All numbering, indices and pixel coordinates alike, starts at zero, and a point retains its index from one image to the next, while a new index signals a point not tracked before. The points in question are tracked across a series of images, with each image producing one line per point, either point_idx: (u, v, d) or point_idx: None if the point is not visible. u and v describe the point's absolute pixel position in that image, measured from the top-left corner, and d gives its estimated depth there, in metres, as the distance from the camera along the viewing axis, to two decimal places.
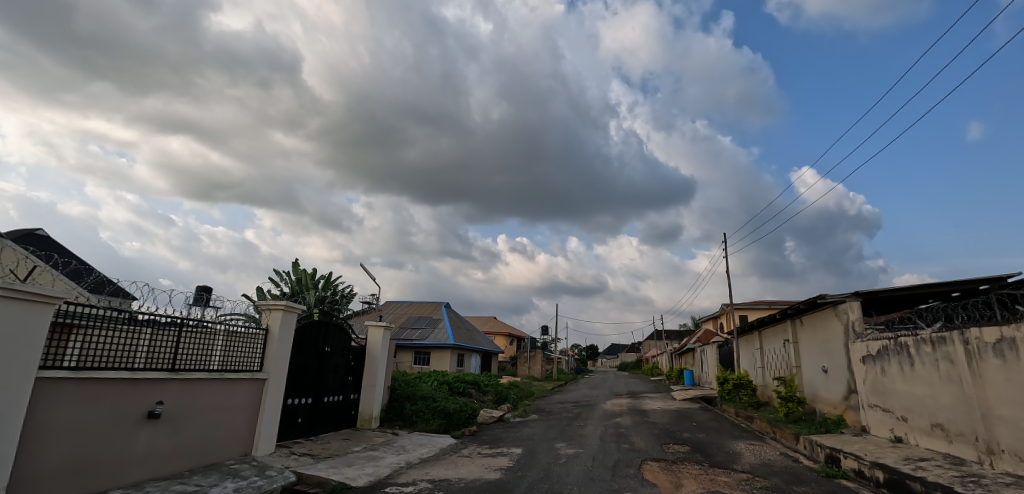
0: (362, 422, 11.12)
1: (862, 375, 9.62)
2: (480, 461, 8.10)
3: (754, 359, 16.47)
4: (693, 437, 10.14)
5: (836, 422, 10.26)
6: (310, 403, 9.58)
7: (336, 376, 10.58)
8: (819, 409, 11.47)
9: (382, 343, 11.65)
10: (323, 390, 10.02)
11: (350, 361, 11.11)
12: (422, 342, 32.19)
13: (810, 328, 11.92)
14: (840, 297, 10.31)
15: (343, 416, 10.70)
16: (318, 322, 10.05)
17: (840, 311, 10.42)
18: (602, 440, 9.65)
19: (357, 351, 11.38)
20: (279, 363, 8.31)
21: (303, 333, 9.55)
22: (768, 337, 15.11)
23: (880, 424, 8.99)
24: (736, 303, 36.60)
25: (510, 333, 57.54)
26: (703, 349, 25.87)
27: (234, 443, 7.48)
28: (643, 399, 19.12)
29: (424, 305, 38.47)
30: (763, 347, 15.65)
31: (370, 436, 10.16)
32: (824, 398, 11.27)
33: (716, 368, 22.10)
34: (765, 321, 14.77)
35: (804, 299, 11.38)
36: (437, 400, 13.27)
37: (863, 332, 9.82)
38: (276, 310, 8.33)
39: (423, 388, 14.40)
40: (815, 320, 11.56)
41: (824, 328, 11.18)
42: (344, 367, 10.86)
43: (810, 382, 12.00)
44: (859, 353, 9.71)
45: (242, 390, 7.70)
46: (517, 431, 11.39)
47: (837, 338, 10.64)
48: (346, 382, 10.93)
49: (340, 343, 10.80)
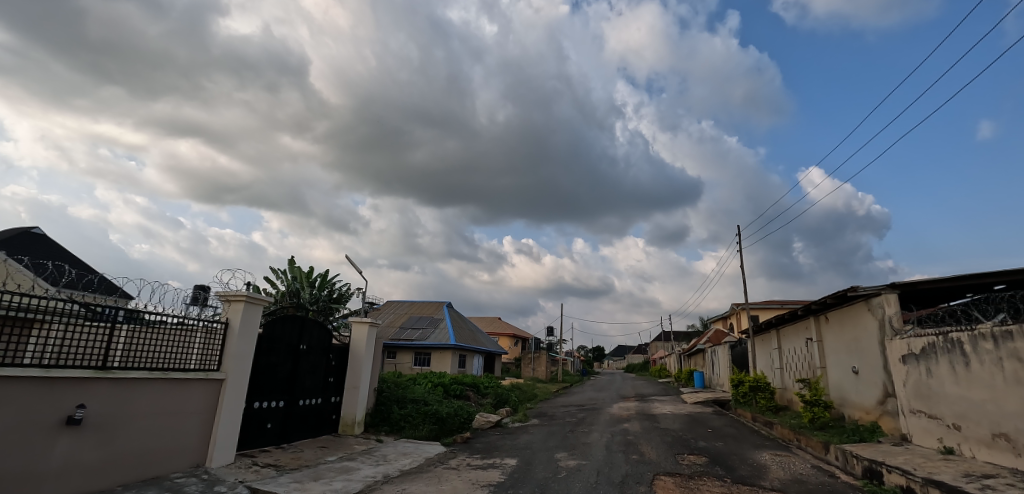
0: (344, 428, 10.16)
1: (902, 377, 8.52)
2: (467, 475, 7.07)
3: (771, 360, 15.33)
4: (711, 446, 9.05)
5: (870, 430, 9.16)
6: (282, 406, 8.64)
7: (315, 377, 9.62)
8: (849, 414, 10.36)
9: (367, 341, 10.66)
10: (297, 393, 9.06)
11: (331, 361, 10.15)
12: (423, 342, 31.21)
13: (838, 325, 10.82)
14: (874, 289, 9.23)
15: (322, 421, 9.74)
16: (293, 316, 9.10)
17: (874, 305, 9.33)
18: (608, 450, 8.61)
19: (339, 349, 10.39)
20: (239, 362, 7.33)
21: (275, 329, 8.60)
22: (787, 336, 14.00)
23: (924, 433, 7.92)
24: (747, 303, 35.35)
25: (514, 334, 56.48)
26: (714, 350, 24.69)
27: (182, 453, 6.55)
28: (652, 402, 17.98)
29: (426, 304, 37.55)
30: (781, 348, 14.54)
31: (350, 444, 9.17)
32: (854, 402, 10.17)
33: (729, 370, 20.92)
34: (784, 318, 13.65)
35: (832, 292, 10.29)
36: (429, 403, 12.26)
37: (902, 328, 8.72)
38: (237, 302, 7.33)
39: (415, 390, 13.39)
40: (844, 316, 10.46)
41: (854, 325, 10.09)
42: (324, 367, 9.89)
43: (838, 385, 10.90)
44: (898, 352, 8.62)
45: (194, 392, 6.76)
46: (514, 439, 10.36)
47: (870, 335, 9.54)
48: (326, 384, 9.96)
49: (320, 340, 9.84)
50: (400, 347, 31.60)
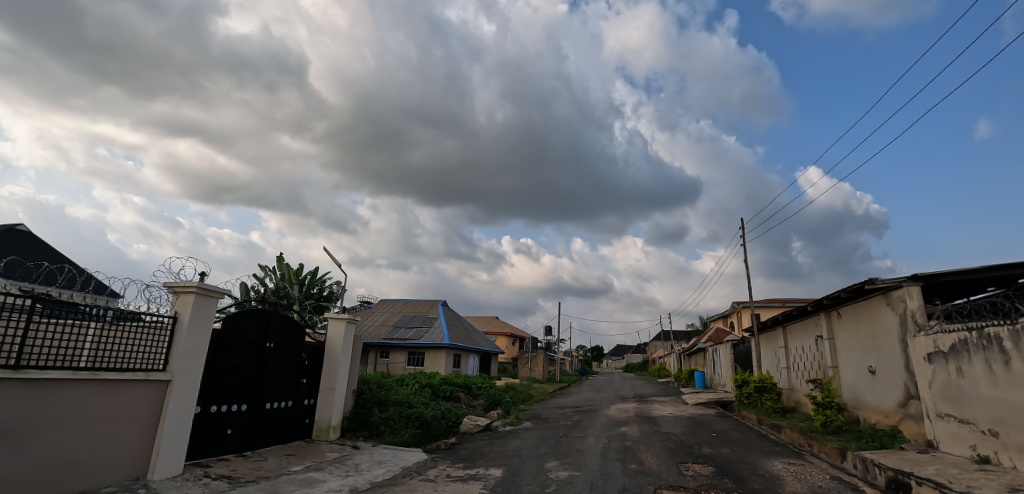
0: (317, 433, 9.36)
1: (927, 378, 7.75)
2: (445, 489, 6.27)
3: (777, 359, 14.55)
4: (717, 454, 8.27)
5: (890, 435, 8.39)
6: (244, 410, 7.85)
7: (284, 378, 8.83)
8: (865, 418, 9.60)
9: (343, 339, 9.85)
10: (262, 396, 8.28)
11: (304, 360, 9.36)
12: (416, 342, 30.40)
13: (853, 321, 10.05)
14: (895, 281, 8.46)
15: (292, 425, 8.96)
16: (259, 312, 8.30)
17: (894, 299, 8.56)
18: (604, 459, 7.84)
19: (312, 348, 9.59)
20: (189, 361, 6.54)
21: (236, 325, 7.80)
22: (795, 334, 13.21)
23: (954, 439, 7.15)
24: (749, 301, 34.55)
25: (512, 334, 55.67)
26: (716, 349, 23.91)
27: (118, 464, 5.78)
28: (652, 404, 17.23)
29: (420, 303, 36.76)
30: (788, 346, 13.77)
31: (321, 452, 8.37)
32: (871, 404, 9.40)
33: (732, 369, 20.14)
34: (792, 315, 12.87)
35: (847, 285, 9.51)
36: (414, 405, 11.47)
37: (927, 324, 7.94)
38: (187, 294, 6.57)
39: (401, 392, 12.60)
40: (860, 312, 9.70)
41: (871, 321, 9.32)
42: (296, 368, 9.11)
43: (852, 385, 10.13)
44: (922, 349, 7.84)
45: (132, 395, 5.98)
46: (502, 445, 9.55)
47: (889, 332, 8.77)
48: (298, 386, 9.17)
49: (291, 337, 9.05)
50: (393, 346, 30.79)
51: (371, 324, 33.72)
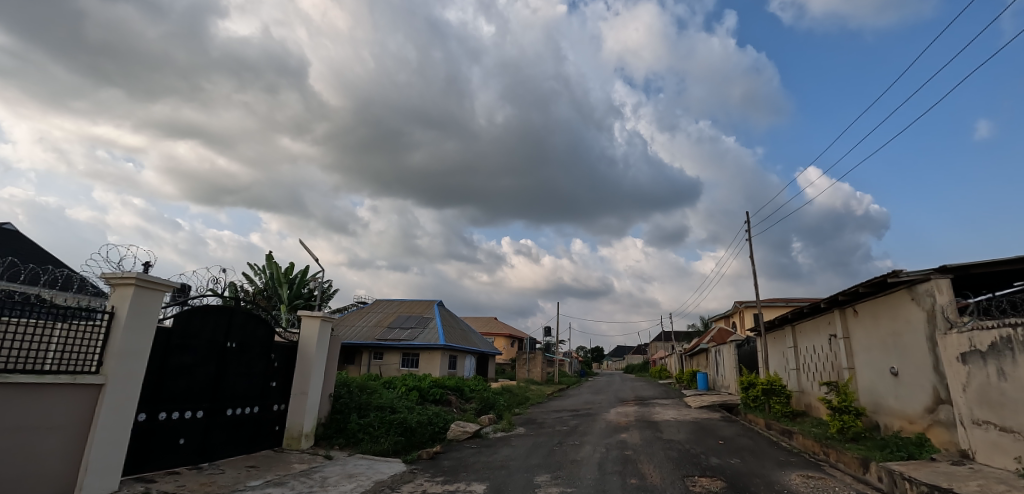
0: (288, 442, 8.58)
1: (961, 380, 6.96)
2: None
3: (786, 360, 13.76)
4: (726, 465, 7.46)
5: (917, 443, 7.61)
6: (200, 417, 7.09)
7: (250, 381, 8.06)
8: (886, 424, 8.81)
9: (317, 338, 9.06)
10: (222, 401, 7.50)
11: (273, 362, 8.56)
12: (411, 342, 29.59)
13: (872, 318, 9.27)
14: (921, 274, 7.70)
15: (259, 433, 8.20)
16: (220, 309, 7.50)
17: (921, 294, 7.78)
18: (601, 471, 7.07)
19: (283, 348, 8.79)
20: (127, 362, 5.76)
21: (191, 323, 7.02)
22: (805, 333, 12.42)
23: (993, 449, 6.37)
24: (751, 301, 33.78)
25: (511, 334, 54.84)
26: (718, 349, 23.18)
27: (34, 481, 5.02)
28: (653, 407, 16.41)
29: (416, 303, 35.97)
30: (798, 346, 12.98)
31: (288, 464, 7.60)
32: (893, 409, 8.62)
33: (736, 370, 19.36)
34: (802, 313, 12.09)
35: (867, 279, 8.73)
36: (397, 410, 10.66)
37: (959, 320, 7.15)
38: (125, 286, 5.79)
39: (385, 395, 11.80)
40: (881, 307, 8.92)
41: (893, 318, 8.54)
42: (264, 370, 8.34)
43: (871, 388, 9.34)
44: (955, 349, 7.04)
45: (55, 401, 5.22)
46: (489, 454, 8.74)
47: (915, 329, 7.98)
48: (266, 389, 8.40)
49: (258, 337, 8.26)
50: (387, 347, 30.01)
51: (365, 324, 32.91)
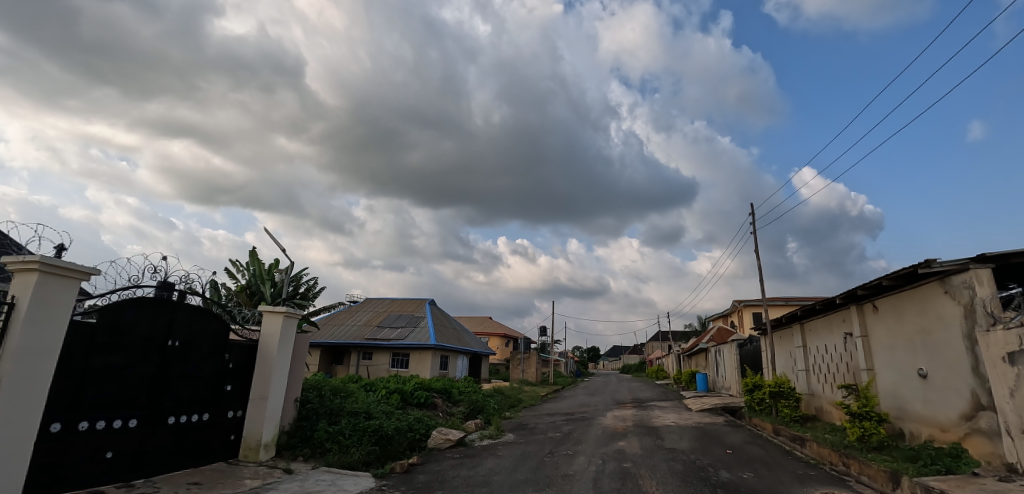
0: (245, 453, 7.66)
1: (1005, 384, 6.11)
2: None
3: (794, 361, 12.89)
4: (739, 481, 6.54)
5: (952, 454, 6.75)
6: (133, 427, 6.20)
7: (198, 385, 7.14)
8: (913, 432, 7.96)
9: (280, 336, 8.10)
10: (163, 408, 6.59)
11: (228, 363, 7.65)
12: (401, 342, 28.59)
13: (896, 315, 8.41)
14: (957, 263, 6.82)
15: (210, 443, 7.29)
16: (160, 301, 6.60)
17: (956, 286, 6.92)
18: (597, 489, 6.13)
19: (239, 348, 7.85)
20: (28, 362, 4.83)
21: (120, 318, 6.12)
22: (816, 331, 11.55)
23: None
24: (751, 300, 33.01)
25: (505, 334, 53.89)
26: (719, 349, 22.33)
27: None
28: (651, 410, 15.48)
29: (407, 301, 34.95)
30: (808, 346, 12.12)
31: (237, 480, 6.65)
32: (921, 415, 7.76)
33: (738, 372, 18.47)
34: (814, 310, 11.21)
35: (893, 271, 7.87)
36: (373, 416, 9.69)
37: (1004, 316, 6.28)
38: (27, 272, 4.85)
39: (362, 399, 10.85)
40: (907, 302, 8.06)
41: (923, 314, 7.67)
42: (217, 372, 7.42)
43: (894, 391, 8.47)
44: (1000, 348, 6.16)
45: None
46: (471, 467, 7.76)
47: (948, 327, 7.12)
48: (220, 394, 7.48)
49: (209, 334, 7.34)
50: (376, 347, 29.05)
51: (354, 323, 31.86)
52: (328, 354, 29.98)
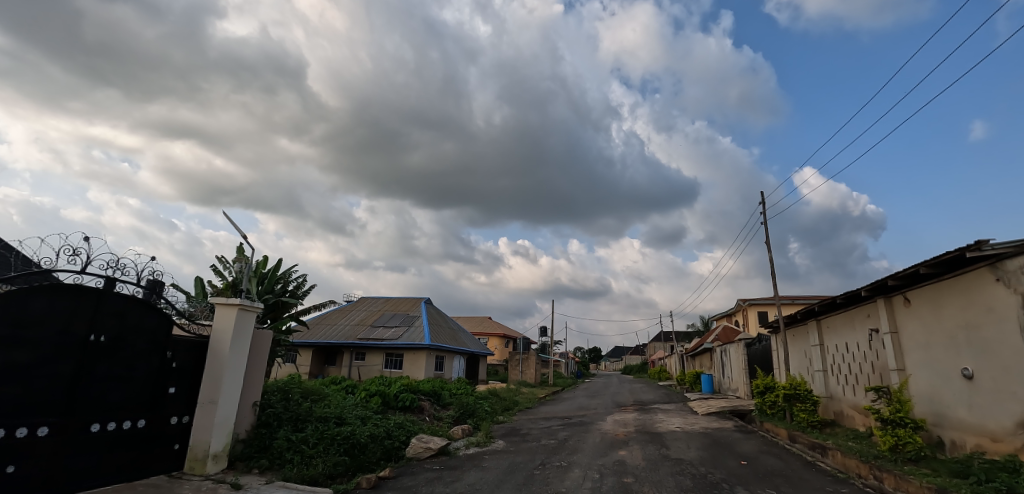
0: (191, 465, 6.76)
1: None
2: None
3: (809, 361, 11.88)
4: None
5: (1008, 468, 5.78)
6: (44, 437, 5.27)
7: (132, 388, 6.21)
8: (956, 441, 6.98)
9: (233, 332, 7.16)
10: (85, 414, 5.65)
11: (171, 363, 6.71)
12: (395, 342, 27.61)
13: (932, 308, 7.44)
14: (1015, 245, 5.84)
15: (148, 453, 6.38)
16: (80, 289, 5.67)
17: (1011, 272, 5.96)
18: None
19: (186, 345, 6.92)
20: None
21: (25, 308, 5.20)
22: (836, 328, 10.54)
23: None
24: (757, 299, 31.95)
25: (505, 334, 52.87)
26: (725, 349, 21.27)
27: None
28: (654, 414, 14.47)
29: (403, 300, 33.98)
30: (825, 345, 11.12)
31: None
32: (966, 421, 6.78)
33: (747, 373, 17.42)
34: (833, 304, 10.22)
35: (933, 257, 6.92)
36: (346, 422, 8.73)
37: None
38: None
39: (338, 402, 9.87)
40: (948, 293, 7.09)
41: (968, 306, 6.69)
42: (155, 372, 6.48)
43: (931, 394, 7.48)
44: None
45: None
46: (449, 482, 6.74)
47: (1001, 319, 6.16)
48: (160, 397, 6.55)
49: (146, 328, 6.41)
50: (369, 347, 28.10)
51: (348, 323, 30.89)
52: (321, 354, 29.04)
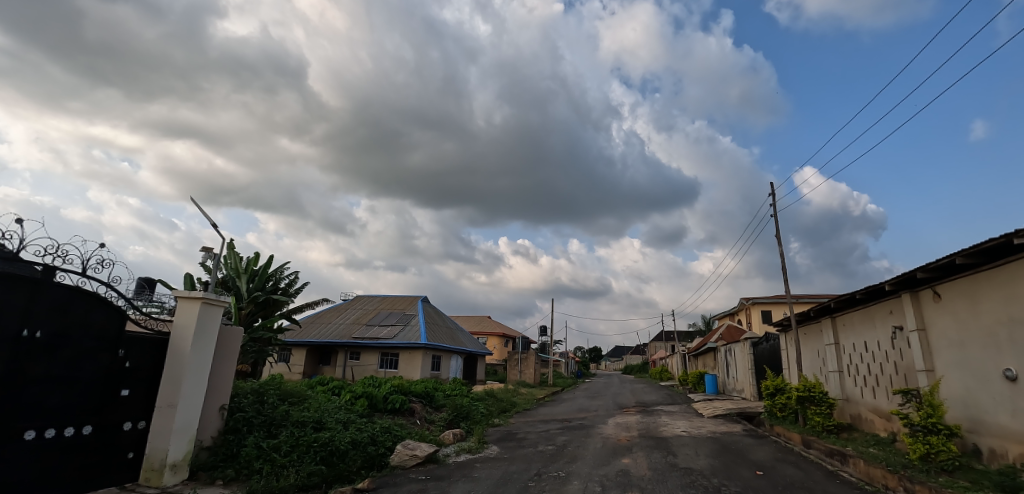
0: (146, 476, 6.11)
1: None
2: None
3: (824, 361, 11.21)
4: None
5: None
6: None
7: (77, 390, 5.55)
8: (995, 450, 6.31)
9: (196, 328, 6.52)
10: (18, 420, 4.99)
11: (125, 362, 6.05)
12: (390, 342, 26.91)
13: (967, 303, 6.77)
14: None
15: (96, 464, 5.71)
16: (12, 276, 5.01)
17: None
18: None
19: (142, 343, 6.27)
20: None
21: None
22: (854, 326, 9.86)
23: None
24: (760, 298, 31.32)
25: (504, 334, 52.20)
26: (729, 349, 20.59)
27: None
28: (658, 416, 13.78)
29: (399, 298, 33.29)
30: (841, 344, 10.44)
31: None
32: (1008, 428, 6.10)
33: (753, 373, 16.75)
34: (851, 300, 9.54)
35: (970, 246, 6.26)
36: (326, 427, 8.06)
37: None
38: None
39: (320, 405, 9.20)
40: (986, 285, 6.42)
41: (1012, 300, 6.02)
42: (104, 373, 5.83)
43: (965, 398, 6.81)
44: None
45: None
46: None
47: None
48: (112, 401, 5.90)
49: (94, 324, 5.75)
50: (364, 346, 27.42)
51: (343, 322, 30.19)
52: (315, 354, 28.38)
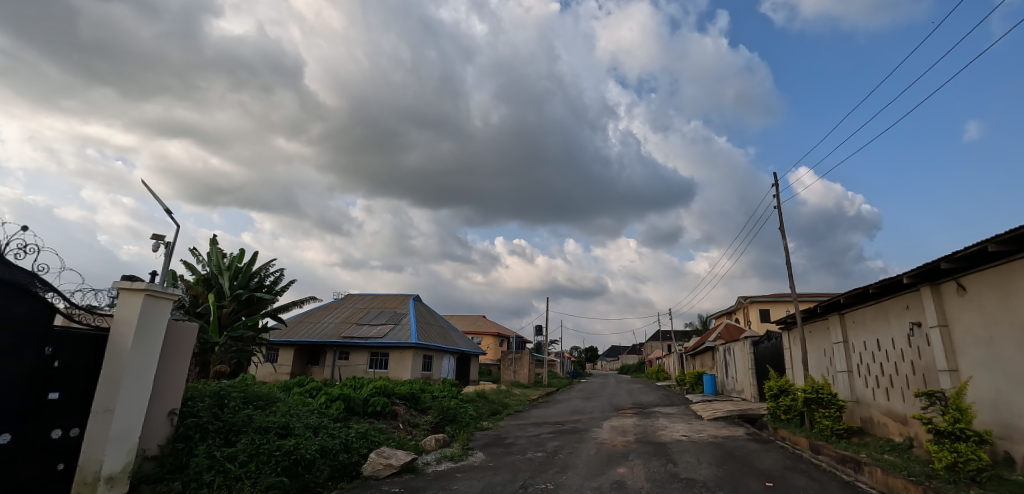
0: (79, 490, 5.37)
1: None
2: None
3: (831, 361, 10.57)
4: None
5: None
6: None
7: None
8: None
9: (139, 324, 5.80)
10: None
11: (53, 362, 5.29)
12: (379, 341, 26.16)
13: (997, 296, 6.12)
14: None
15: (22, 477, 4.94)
16: None
17: None
18: None
19: (75, 340, 5.53)
20: None
21: None
22: (865, 323, 9.21)
23: None
24: (757, 297, 30.77)
25: (499, 334, 51.46)
26: (728, 349, 19.95)
27: None
28: (656, 419, 13.11)
29: (390, 297, 32.52)
30: (851, 342, 9.81)
31: None
32: None
33: (754, 373, 16.12)
34: (863, 295, 8.89)
35: (1005, 231, 5.59)
36: (292, 433, 7.35)
37: None
38: None
39: (291, 408, 8.49)
40: (1020, 276, 5.78)
41: None
42: (29, 373, 5.06)
43: (996, 401, 6.16)
44: None
45: None
46: None
47: None
48: (38, 406, 5.13)
49: (18, 319, 4.99)
50: (353, 346, 26.65)
51: (332, 320, 29.44)
52: (303, 354, 27.61)
